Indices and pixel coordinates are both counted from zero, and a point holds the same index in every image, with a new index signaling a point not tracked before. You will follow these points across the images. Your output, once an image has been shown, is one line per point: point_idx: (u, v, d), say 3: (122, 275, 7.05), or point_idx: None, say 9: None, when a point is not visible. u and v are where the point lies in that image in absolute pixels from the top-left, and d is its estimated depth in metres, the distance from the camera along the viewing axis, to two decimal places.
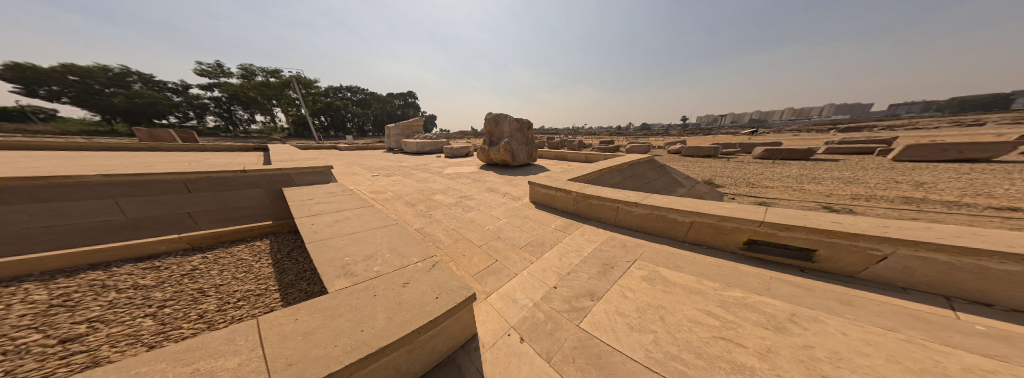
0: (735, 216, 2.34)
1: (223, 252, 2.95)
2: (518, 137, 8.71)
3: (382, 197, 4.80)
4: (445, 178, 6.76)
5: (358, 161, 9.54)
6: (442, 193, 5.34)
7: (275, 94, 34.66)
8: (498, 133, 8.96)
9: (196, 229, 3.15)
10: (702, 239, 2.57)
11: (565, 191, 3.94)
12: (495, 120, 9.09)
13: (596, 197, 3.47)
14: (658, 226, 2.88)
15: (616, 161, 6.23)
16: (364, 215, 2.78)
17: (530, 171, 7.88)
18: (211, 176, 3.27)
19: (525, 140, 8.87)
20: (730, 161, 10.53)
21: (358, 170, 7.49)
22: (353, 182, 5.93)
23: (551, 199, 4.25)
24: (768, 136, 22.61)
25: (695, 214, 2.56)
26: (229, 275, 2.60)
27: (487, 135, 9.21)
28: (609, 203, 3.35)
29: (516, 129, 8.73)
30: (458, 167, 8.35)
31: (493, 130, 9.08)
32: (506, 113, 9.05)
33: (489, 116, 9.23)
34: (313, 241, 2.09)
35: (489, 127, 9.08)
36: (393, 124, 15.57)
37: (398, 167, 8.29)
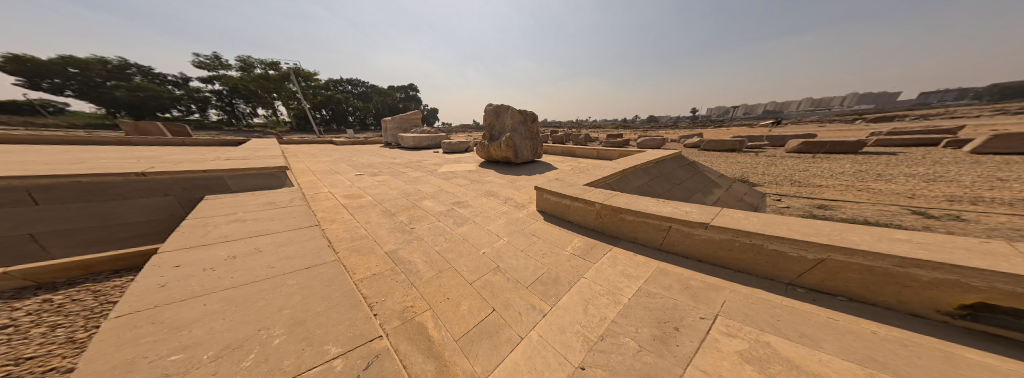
0: (939, 260, 1.29)
1: (85, 290, 2.00)
2: (521, 131, 7.67)
3: (359, 203, 3.95)
4: (439, 178, 5.86)
5: (347, 158, 8.74)
6: (432, 198, 4.46)
7: (275, 87, 33.97)
8: (500, 126, 8.01)
9: (49, 257, 2.36)
10: (843, 288, 1.58)
11: (589, 202, 2.98)
12: (496, 112, 8.09)
13: (637, 212, 2.49)
14: (751, 260, 1.90)
15: (639, 158, 5.18)
16: (292, 246, 1.74)
17: (534, 169, 6.89)
18: (81, 183, 2.46)
19: (530, 134, 7.85)
20: (761, 156, 9.36)
21: (342, 168, 6.65)
22: (330, 183, 5.07)
23: (566, 210, 3.32)
24: (791, 128, 21.05)
25: (837, 250, 1.53)
26: (56, 338, 1.52)
27: (487, 129, 8.22)
28: (658, 222, 2.36)
29: (520, 122, 7.70)
30: (454, 165, 7.43)
31: (493, 124, 8.09)
32: (508, 104, 8.03)
33: (490, 107, 8.22)
34: (145, 311, 1.10)
35: (489, 119, 8.08)
36: (390, 118, 14.73)
37: (388, 164, 7.41)
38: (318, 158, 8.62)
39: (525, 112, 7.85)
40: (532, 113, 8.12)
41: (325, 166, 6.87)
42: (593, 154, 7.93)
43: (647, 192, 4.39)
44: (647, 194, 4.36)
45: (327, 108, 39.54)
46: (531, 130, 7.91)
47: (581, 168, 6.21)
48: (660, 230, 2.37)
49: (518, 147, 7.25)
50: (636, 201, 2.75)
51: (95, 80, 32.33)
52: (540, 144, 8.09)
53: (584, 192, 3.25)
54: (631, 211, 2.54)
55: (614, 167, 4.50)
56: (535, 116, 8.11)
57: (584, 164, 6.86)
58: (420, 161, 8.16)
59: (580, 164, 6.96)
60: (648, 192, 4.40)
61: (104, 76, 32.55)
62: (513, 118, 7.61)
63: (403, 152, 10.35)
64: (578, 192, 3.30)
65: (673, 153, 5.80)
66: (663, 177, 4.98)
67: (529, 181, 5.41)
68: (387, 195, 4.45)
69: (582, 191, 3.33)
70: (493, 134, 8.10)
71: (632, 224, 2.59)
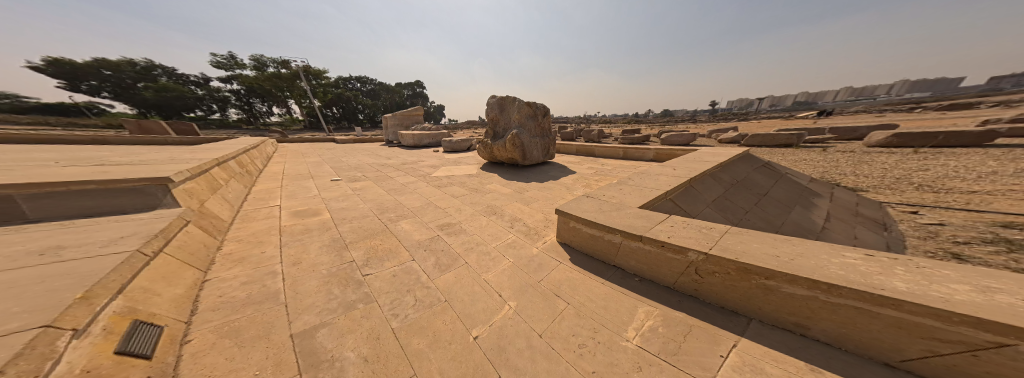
0: None
1: None
2: (530, 128, 6.32)
3: (306, 223, 2.77)
4: (430, 186, 4.64)
5: (335, 157, 7.75)
6: (412, 219, 3.22)
7: (287, 85, 34.29)
8: (505, 121, 6.69)
9: None
10: None
11: (677, 250, 1.64)
12: (500, 104, 6.76)
13: (843, 290, 1.14)
14: None
15: (699, 158, 3.71)
16: None
17: (549, 171, 5.52)
18: None
19: (540, 131, 6.49)
20: (835, 149, 7.45)
21: (319, 171, 5.55)
22: (289, 189, 3.93)
23: (626, 257, 2.02)
24: (841, 119, 18.37)
25: None
26: None
27: (490, 125, 6.91)
28: (933, 327, 0.98)
29: (528, 116, 6.35)
30: (453, 168, 6.22)
31: (497, 119, 6.78)
32: (515, 95, 6.69)
33: (493, 99, 6.90)
34: None
35: (491, 113, 6.76)
36: (391, 114, 13.81)
37: (376, 167, 6.29)
38: (302, 158, 7.61)
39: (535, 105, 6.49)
40: (543, 106, 6.75)
41: (301, 168, 5.82)
42: (621, 154, 6.40)
43: (727, 208, 2.84)
44: (727, 210, 2.82)
45: (337, 106, 39.53)
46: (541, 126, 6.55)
47: (611, 173, 4.80)
48: (942, 345, 1.00)
49: (526, 146, 5.92)
50: (775, 254, 1.40)
51: (122, 81, 33.72)
52: (553, 143, 6.71)
53: (647, 225, 1.92)
54: (824, 283, 1.18)
55: (671, 171, 3.08)
56: (546, 110, 6.74)
57: (613, 166, 5.43)
58: (415, 162, 7.00)
59: (607, 166, 5.55)
60: (728, 208, 2.85)
61: (131, 77, 33.95)
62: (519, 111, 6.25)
63: (399, 152, 9.24)
64: (635, 223, 1.97)
65: (741, 150, 4.25)
66: (740, 184, 3.34)
67: (544, 194, 4.09)
68: (353, 212, 3.26)
69: (641, 220, 2.00)
70: (496, 131, 6.78)
71: (818, 310, 1.24)
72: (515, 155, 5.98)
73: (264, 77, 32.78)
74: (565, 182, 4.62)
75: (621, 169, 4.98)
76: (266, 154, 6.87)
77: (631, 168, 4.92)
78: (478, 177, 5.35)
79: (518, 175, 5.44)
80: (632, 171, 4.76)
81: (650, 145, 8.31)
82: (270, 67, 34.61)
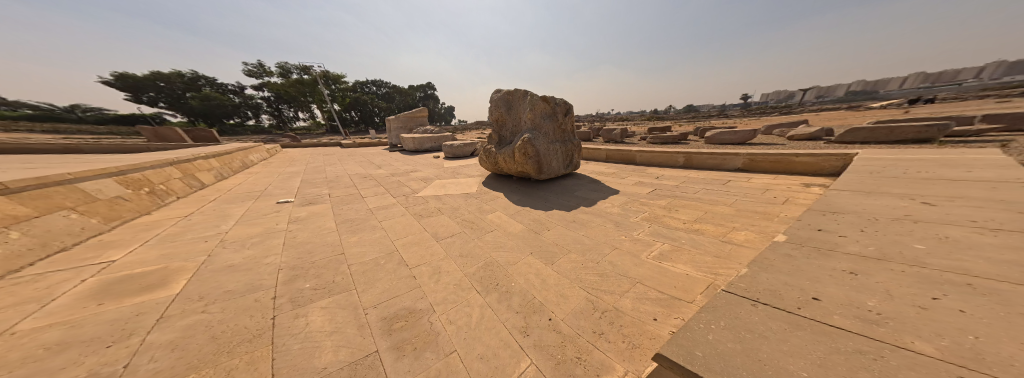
0: None
1: None
2: (546, 130, 4.63)
3: (96, 314, 1.30)
4: (409, 220, 3.20)
5: (318, 167, 6.59)
6: (339, 302, 1.71)
7: (310, 91, 35.34)
8: (514, 122, 5.07)
9: None
10: None
11: None
12: (507, 101, 5.16)
13: None
14: None
15: (915, 173, 1.79)
16: None
17: (579, 189, 3.79)
18: None
19: (561, 135, 4.77)
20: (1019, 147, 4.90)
21: (277, 186, 4.27)
22: (194, 218, 2.60)
23: None
24: (942, 107, 14.55)
25: None
26: None
27: (495, 128, 5.35)
28: None
29: (544, 115, 4.66)
30: (449, 186, 4.75)
31: (504, 121, 5.20)
32: (526, 89, 5.05)
33: (498, 94, 5.32)
34: None
35: (496, 113, 5.18)
36: (394, 117, 12.82)
37: (355, 181, 4.95)
38: (282, 167, 6.49)
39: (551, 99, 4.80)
40: (563, 100, 5.03)
41: (261, 180, 4.60)
42: (682, 161, 4.12)
43: None
44: None
45: (354, 110, 40.18)
46: (561, 127, 4.83)
47: (685, 194, 2.97)
48: None
49: (542, 155, 4.22)
50: None
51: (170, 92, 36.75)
52: (578, 150, 4.95)
53: None
54: None
55: (932, 209, 1.23)
56: (567, 105, 5.00)
57: (680, 178, 3.55)
58: (406, 175, 5.60)
59: (670, 178, 3.69)
60: None
61: (177, 88, 36.94)
62: (531, 109, 4.58)
63: (396, 160, 7.95)
64: None
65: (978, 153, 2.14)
66: None
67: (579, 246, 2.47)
68: (244, 274, 1.81)
69: None
70: (504, 136, 5.20)
71: None
72: (527, 168, 4.32)
73: (288, 84, 33.90)
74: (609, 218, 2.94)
75: (699, 187, 3.13)
76: (237, 163, 5.80)
77: (719, 187, 3.03)
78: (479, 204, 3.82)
79: (531, 197, 3.79)
80: (723, 192, 2.89)
81: (712, 148, 6.15)
82: (296, 74, 36.08)
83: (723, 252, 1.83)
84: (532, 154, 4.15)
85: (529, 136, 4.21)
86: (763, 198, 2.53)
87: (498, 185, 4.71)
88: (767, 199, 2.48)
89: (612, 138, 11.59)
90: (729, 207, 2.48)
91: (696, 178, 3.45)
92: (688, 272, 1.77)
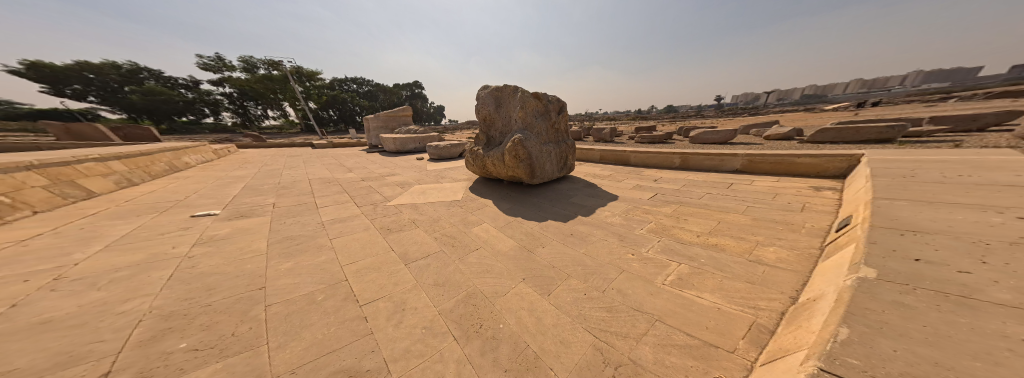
0: None
1: None
2: (538, 131, 4.22)
3: None
4: (365, 239, 2.63)
5: (275, 170, 5.74)
6: (230, 372, 1.15)
7: (278, 87, 32.74)
8: (502, 120, 4.63)
9: None
10: None
11: None
12: (494, 99, 4.70)
13: None
14: None
15: (954, 178, 1.59)
16: None
17: (572, 195, 3.45)
18: None
19: (553, 135, 4.39)
20: (970, 147, 5.29)
21: (211, 192, 3.50)
22: (30, 243, 1.88)
23: None
24: (884, 110, 16.26)
25: None
26: None
27: (482, 128, 4.86)
28: None
29: (535, 113, 4.26)
30: (428, 193, 4.22)
31: (492, 121, 4.73)
32: (516, 84, 4.63)
33: (484, 91, 4.84)
34: None
35: (483, 111, 4.69)
36: (372, 116, 12.07)
37: (316, 186, 4.27)
38: (231, 170, 5.58)
39: (543, 97, 4.41)
40: (555, 98, 4.65)
41: (195, 187, 3.80)
42: (678, 162, 3.90)
43: None
44: None
45: (329, 108, 37.69)
46: (554, 127, 4.46)
47: (691, 201, 2.69)
48: None
49: (534, 158, 3.81)
50: None
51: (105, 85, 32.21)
52: (571, 152, 4.60)
53: None
54: None
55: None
56: (560, 104, 4.64)
57: (680, 182, 3.29)
58: (378, 180, 4.97)
59: (669, 181, 3.45)
60: None
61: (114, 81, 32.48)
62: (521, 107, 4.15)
63: (370, 163, 7.22)
64: None
65: (994, 156, 2.01)
66: None
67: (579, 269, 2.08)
68: (51, 338, 1.18)
69: None
70: (491, 137, 4.73)
71: None
72: (518, 172, 3.88)
73: (251, 78, 30.98)
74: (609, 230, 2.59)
75: (703, 192, 2.87)
76: (170, 166, 4.87)
77: (725, 192, 2.79)
78: (461, 216, 3.34)
79: (520, 207, 3.41)
80: (730, 197, 2.64)
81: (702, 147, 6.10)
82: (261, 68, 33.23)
83: (756, 277, 1.51)
84: (523, 157, 3.72)
85: (520, 137, 3.78)
86: (776, 204, 2.29)
87: (484, 191, 4.28)
88: (782, 205, 2.24)
89: (602, 137, 11.50)
90: (743, 216, 2.21)
91: (696, 181, 3.22)
92: (719, 306, 1.43)
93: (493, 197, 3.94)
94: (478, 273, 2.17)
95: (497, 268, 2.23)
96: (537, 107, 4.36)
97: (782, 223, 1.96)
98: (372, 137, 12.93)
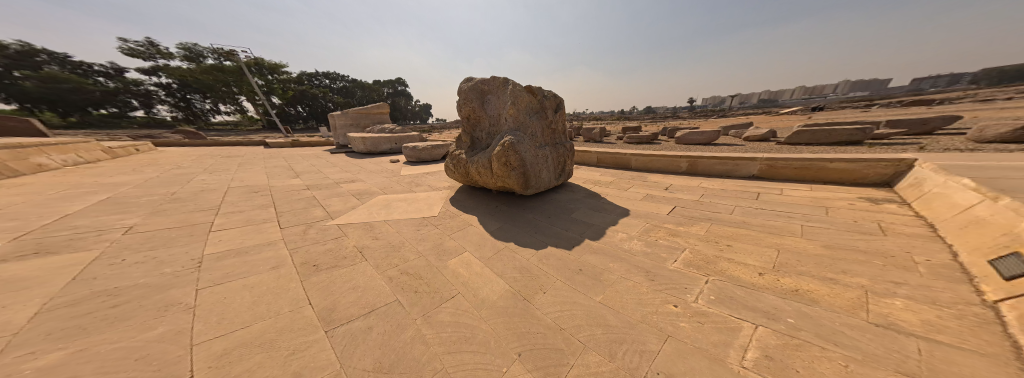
0: None
1: None
2: (532, 131, 3.52)
3: None
4: (263, 281, 1.64)
5: (189, 172, 4.41)
6: None
7: (231, 79, 29.11)
8: (488, 119, 3.86)
9: None
10: None
11: None
12: (478, 93, 3.91)
13: None
14: None
15: None
16: None
17: (575, 213, 2.81)
18: None
19: (548, 138, 3.74)
20: (938, 149, 5.53)
21: (35, 205, 2.26)
22: None
23: None
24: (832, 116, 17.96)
25: None
26: None
27: (465, 128, 4.05)
28: None
29: (528, 111, 3.56)
30: (391, 207, 3.31)
31: (477, 119, 3.95)
32: (506, 77, 3.91)
33: (466, 83, 4.01)
34: None
35: (465, 107, 3.87)
36: (339, 112, 10.87)
37: (230, 193, 3.10)
38: (120, 172, 4.16)
39: (536, 91, 3.73)
40: (549, 93, 4.01)
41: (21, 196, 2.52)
42: (685, 167, 3.57)
43: None
44: None
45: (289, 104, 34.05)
46: (549, 127, 3.81)
47: (724, 221, 2.14)
48: None
49: (529, 164, 3.10)
50: None
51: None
52: (569, 157, 3.98)
53: None
54: None
55: None
56: (555, 101, 4.00)
57: (698, 191, 2.78)
58: (330, 189, 3.94)
59: (684, 189, 2.96)
60: None
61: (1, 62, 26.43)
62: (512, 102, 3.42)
63: (327, 165, 6.07)
64: None
65: None
66: None
67: (602, 334, 1.38)
68: None
69: None
70: (476, 139, 3.94)
71: None
72: (511, 182, 3.14)
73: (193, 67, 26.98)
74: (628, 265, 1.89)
75: (734, 206, 2.34)
76: (12, 170, 3.42)
77: (762, 205, 2.26)
78: (432, 242, 2.50)
79: (514, 226, 2.74)
80: (773, 212, 2.11)
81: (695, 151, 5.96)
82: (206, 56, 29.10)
83: (917, 367, 0.90)
84: (517, 163, 2.98)
85: (513, 138, 3.04)
86: (842, 223, 1.77)
87: (465, 203, 3.51)
88: (851, 225, 1.73)
89: (592, 136, 11.13)
90: (811, 244, 1.65)
91: (715, 188, 2.78)
92: None
93: (477, 211, 3.22)
94: (449, 344, 1.37)
95: (479, 335, 1.45)
96: (530, 103, 3.67)
97: (876, 259, 1.42)
98: (339, 137, 11.50)
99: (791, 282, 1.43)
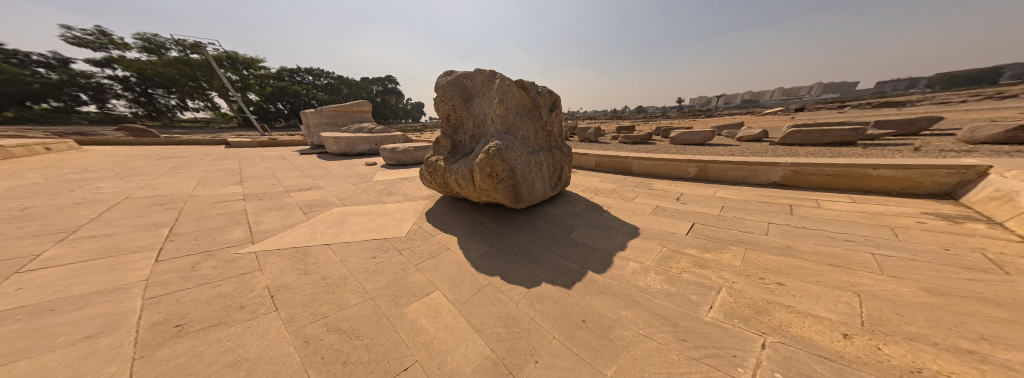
0: None
1: None
2: (524, 134, 2.97)
3: None
4: (46, 368, 1.00)
5: (96, 178, 3.57)
6: None
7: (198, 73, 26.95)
8: (471, 118, 3.26)
9: None
10: None
11: None
12: (459, 88, 3.28)
13: None
14: None
15: None
16: None
17: (576, 245, 2.37)
18: None
19: (541, 141, 3.23)
20: (937, 149, 5.42)
21: None
22: None
23: None
24: (814, 116, 18.41)
25: None
26: None
27: (444, 130, 3.42)
28: None
29: (517, 109, 3.00)
30: (341, 224, 2.66)
31: (458, 119, 3.33)
32: (491, 70, 3.33)
33: (444, 77, 3.36)
34: None
35: (443, 105, 3.22)
36: (317, 111, 10.43)
37: (120, 209, 2.35)
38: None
39: (528, 87, 3.17)
40: (543, 90, 3.46)
41: None
42: (694, 172, 3.45)
43: None
44: None
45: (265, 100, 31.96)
46: (543, 129, 3.27)
47: (759, 254, 1.68)
48: None
49: (520, 174, 2.55)
50: None
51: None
52: (565, 163, 3.46)
53: None
54: None
55: None
56: (549, 98, 3.46)
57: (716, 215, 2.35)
58: (275, 198, 3.24)
59: (699, 207, 2.59)
60: None
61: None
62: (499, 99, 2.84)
63: (287, 169, 5.29)
64: None
65: None
66: None
67: None
68: None
69: None
70: (457, 142, 3.32)
71: None
72: (498, 196, 2.57)
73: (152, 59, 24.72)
74: (649, 315, 1.48)
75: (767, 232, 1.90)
76: None
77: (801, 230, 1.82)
78: (386, 283, 1.91)
79: (500, 261, 2.23)
80: (822, 241, 1.66)
81: (694, 155, 5.89)
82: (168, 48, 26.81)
83: None
84: (506, 174, 2.42)
85: (501, 143, 2.47)
86: (927, 261, 1.33)
87: (440, 222, 2.92)
88: (943, 258, 1.32)
89: (586, 136, 10.71)
90: (902, 289, 1.20)
91: (737, 209, 2.36)
92: None
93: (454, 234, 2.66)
94: None
95: None
96: (521, 101, 3.10)
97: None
98: (313, 137, 10.59)
99: (901, 354, 0.94)
